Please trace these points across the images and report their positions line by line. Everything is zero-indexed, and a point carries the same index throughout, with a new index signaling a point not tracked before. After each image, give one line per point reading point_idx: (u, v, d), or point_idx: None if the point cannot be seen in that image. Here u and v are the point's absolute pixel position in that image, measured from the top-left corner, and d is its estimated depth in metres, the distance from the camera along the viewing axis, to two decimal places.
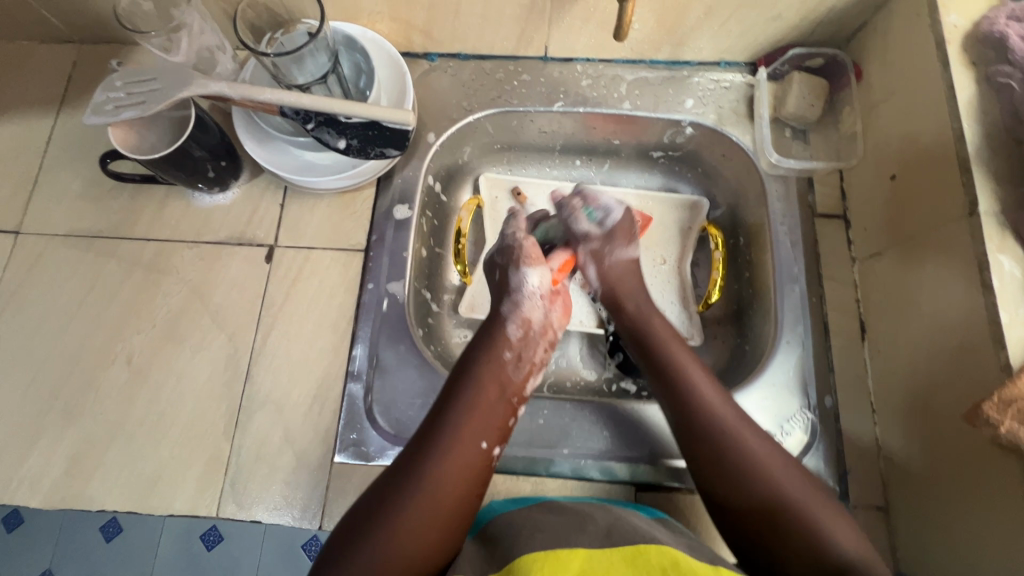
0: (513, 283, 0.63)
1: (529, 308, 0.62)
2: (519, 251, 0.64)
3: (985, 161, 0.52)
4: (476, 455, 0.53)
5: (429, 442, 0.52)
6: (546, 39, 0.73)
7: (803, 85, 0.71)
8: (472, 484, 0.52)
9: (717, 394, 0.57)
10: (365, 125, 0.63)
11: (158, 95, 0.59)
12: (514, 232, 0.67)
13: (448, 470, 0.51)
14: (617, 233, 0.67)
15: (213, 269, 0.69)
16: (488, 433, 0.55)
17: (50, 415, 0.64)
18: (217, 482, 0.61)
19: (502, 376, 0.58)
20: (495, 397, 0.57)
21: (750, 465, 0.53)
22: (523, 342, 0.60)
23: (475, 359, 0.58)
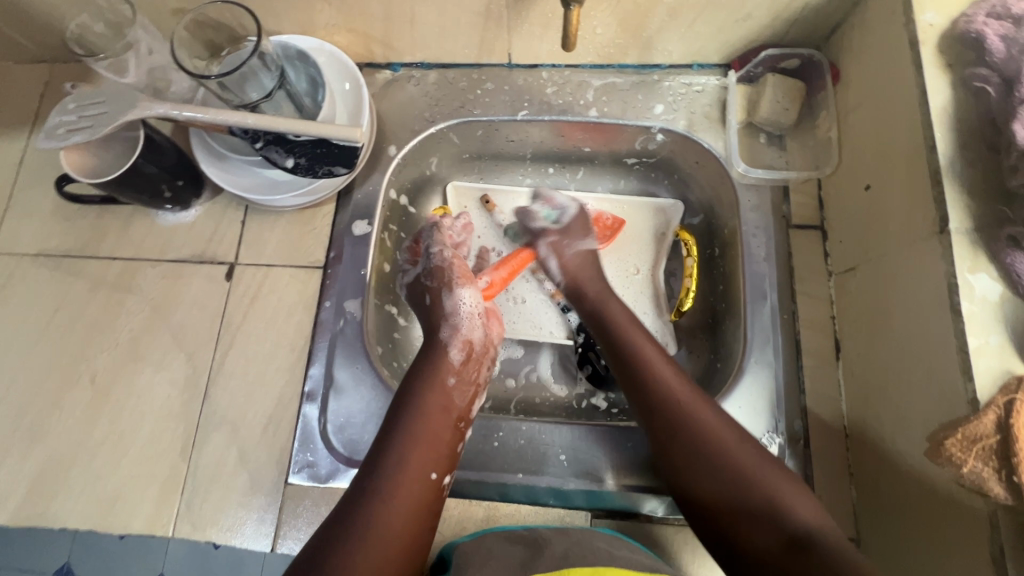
0: (447, 305, 0.65)
1: (467, 330, 0.64)
2: (447, 274, 0.66)
3: (957, 174, 0.47)
4: (427, 486, 0.52)
5: (377, 477, 0.50)
6: (507, 46, 0.70)
7: (777, 87, 0.67)
8: (420, 516, 0.51)
9: (672, 368, 0.58)
10: (313, 143, 0.62)
11: (106, 118, 0.59)
12: (440, 250, 0.68)
13: (398, 504, 0.49)
14: (574, 225, 0.72)
15: (175, 287, 0.69)
16: (436, 463, 0.54)
17: (19, 433, 0.65)
18: (174, 502, 0.62)
19: (448, 403, 0.58)
20: (442, 424, 0.56)
21: (704, 442, 0.52)
22: (465, 364, 0.61)
23: (422, 388, 0.57)
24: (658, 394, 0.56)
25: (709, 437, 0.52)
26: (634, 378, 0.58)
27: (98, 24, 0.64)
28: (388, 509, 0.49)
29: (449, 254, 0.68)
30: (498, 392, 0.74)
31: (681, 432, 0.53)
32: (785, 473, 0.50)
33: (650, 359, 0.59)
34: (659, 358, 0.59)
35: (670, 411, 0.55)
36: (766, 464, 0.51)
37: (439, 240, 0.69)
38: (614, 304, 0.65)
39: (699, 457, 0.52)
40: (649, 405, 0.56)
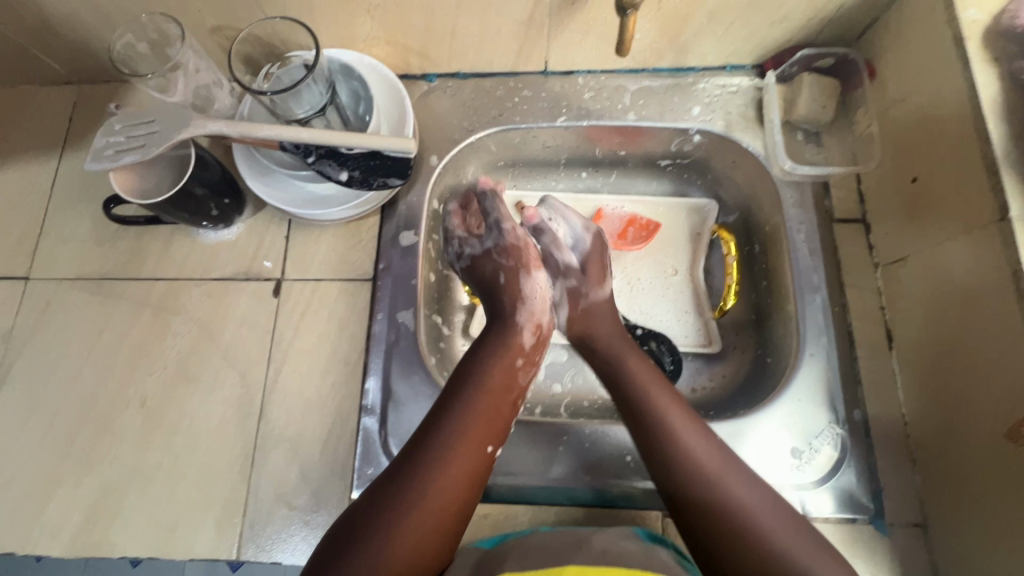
0: (525, 288, 0.65)
1: (540, 312, 0.64)
2: (525, 256, 0.67)
3: (1013, 163, 0.49)
4: (481, 460, 0.52)
5: (433, 447, 0.51)
6: (545, 54, 0.71)
7: (813, 87, 0.69)
8: (468, 489, 0.51)
9: (691, 426, 0.53)
10: (366, 155, 0.63)
11: (157, 138, 0.58)
12: (511, 228, 0.67)
13: (451, 478, 0.50)
14: (590, 268, 0.67)
15: (221, 306, 0.68)
16: (492, 437, 0.54)
17: (69, 462, 0.64)
18: (236, 524, 0.61)
19: (511, 381, 0.57)
20: (503, 401, 0.56)
21: (730, 507, 0.48)
22: (534, 348, 0.61)
23: (484, 362, 0.57)
24: (677, 457, 0.51)
25: (734, 509, 0.48)
26: (648, 434, 0.54)
27: (142, 43, 0.64)
28: (440, 481, 0.49)
29: (522, 235, 0.68)
30: (546, 397, 0.74)
31: (701, 498, 0.49)
32: (811, 536, 0.47)
33: (669, 425, 0.53)
34: (686, 424, 0.53)
35: (692, 482, 0.50)
36: (792, 525, 0.48)
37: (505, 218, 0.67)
38: (627, 354, 0.61)
39: (725, 532, 0.47)
40: (666, 462, 0.52)
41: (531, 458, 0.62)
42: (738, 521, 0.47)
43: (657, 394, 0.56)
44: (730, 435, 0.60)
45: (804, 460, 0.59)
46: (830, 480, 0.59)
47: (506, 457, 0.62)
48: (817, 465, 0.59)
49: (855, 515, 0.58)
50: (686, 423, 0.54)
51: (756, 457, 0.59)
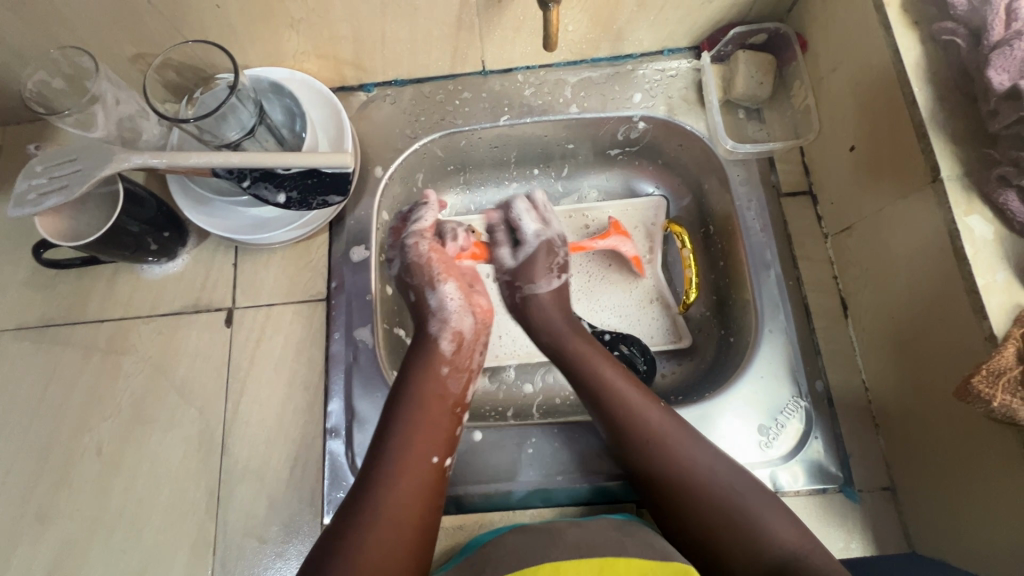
0: (433, 302, 0.65)
1: (455, 319, 0.64)
2: (428, 269, 0.66)
3: (941, 124, 0.50)
4: (430, 472, 0.53)
5: (380, 461, 0.52)
6: (480, 54, 0.70)
7: (749, 63, 0.69)
8: (426, 500, 0.51)
9: (643, 398, 0.57)
10: (303, 174, 0.61)
11: (80, 177, 0.56)
12: (417, 242, 0.68)
13: (403, 486, 0.51)
14: (534, 266, 0.70)
15: (173, 342, 0.66)
16: (437, 447, 0.55)
17: (26, 520, 0.61)
18: (207, 563, 0.59)
19: (444, 390, 0.58)
20: (439, 411, 0.57)
21: (685, 482, 0.53)
22: (457, 354, 0.62)
23: (414, 378, 0.58)
24: (635, 442, 0.55)
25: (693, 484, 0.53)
26: (608, 416, 0.58)
27: (56, 80, 0.62)
28: (392, 490, 0.50)
29: (427, 246, 0.68)
30: (517, 399, 0.73)
31: (664, 474, 0.54)
32: (769, 499, 0.52)
33: (623, 410, 0.57)
34: (642, 402, 0.57)
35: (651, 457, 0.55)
36: (742, 481, 0.53)
37: (416, 232, 0.69)
38: (579, 342, 0.64)
39: (685, 507, 0.53)
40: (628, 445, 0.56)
41: (501, 462, 0.62)
42: (695, 489, 0.53)
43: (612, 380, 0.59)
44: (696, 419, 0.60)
45: (771, 437, 0.59)
46: (799, 453, 0.59)
47: (476, 465, 0.62)
48: (783, 441, 0.59)
49: (825, 486, 0.58)
50: (681, 437, 0.55)
51: (726, 440, 0.59)
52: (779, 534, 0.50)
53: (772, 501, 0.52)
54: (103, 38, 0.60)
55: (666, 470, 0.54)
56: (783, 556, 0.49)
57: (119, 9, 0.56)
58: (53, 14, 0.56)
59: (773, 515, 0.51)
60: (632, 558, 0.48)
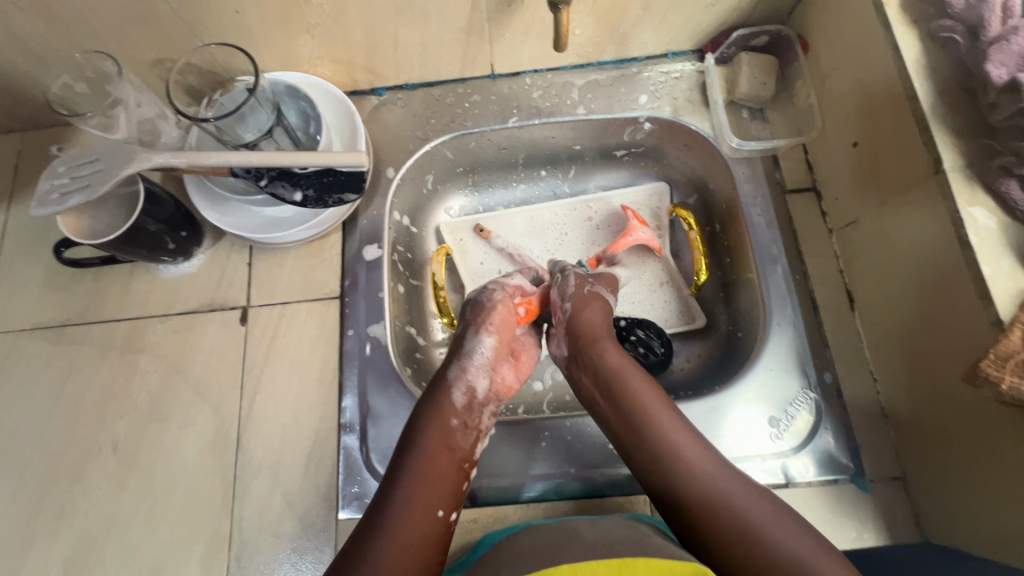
0: (467, 346, 0.57)
1: (477, 374, 0.56)
2: (487, 315, 0.58)
3: (942, 118, 0.51)
4: (436, 523, 0.50)
5: (383, 513, 0.49)
6: (489, 58, 0.72)
7: (752, 65, 0.71)
8: (428, 556, 0.49)
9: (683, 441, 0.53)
10: (319, 173, 0.62)
11: (102, 176, 0.57)
12: (497, 292, 0.60)
13: (406, 543, 0.48)
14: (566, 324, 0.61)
15: (189, 341, 0.67)
16: (444, 499, 0.52)
17: (42, 518, 0.62)
18: (223, 559, 0.59)
19: (450, 442, 0.54)
20: (445, 464, 0.53)
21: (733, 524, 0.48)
22: (470, 408, 0.55)
23: (422, 425, 0.54)
24: (666, 472, 0.52)
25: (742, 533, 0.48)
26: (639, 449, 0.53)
27: (80, 84, 0.64)
28: (389, 549, 0.47)
29: (501, 292, 0.60)
30: (527, 396, 0.73)
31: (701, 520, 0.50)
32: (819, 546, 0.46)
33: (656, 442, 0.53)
34: (671, 447, 0.53)
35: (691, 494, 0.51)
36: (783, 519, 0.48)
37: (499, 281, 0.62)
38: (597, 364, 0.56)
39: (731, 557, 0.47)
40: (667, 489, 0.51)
41: (514, 456, 0.62)
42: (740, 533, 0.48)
43: (653, 409, 0.54)
44: (707, 412, 0.61)
45: (781, 429, 0.60)
46: (809, 444, 0.60)
47: (490, 459, 0.62)
48: (794, 431, 0.60)
49: (836, 476, 0.59)
50: (721, 486, 0.51)
51: (736, 432, 0.60)
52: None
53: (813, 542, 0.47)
54: (125, 43, 0.62)
55: (710, 510, 0.50)
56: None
57: (142, 15, 0.58)
58: (78, 20, 0.58)
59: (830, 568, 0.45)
60: (650, 557, 0.46)
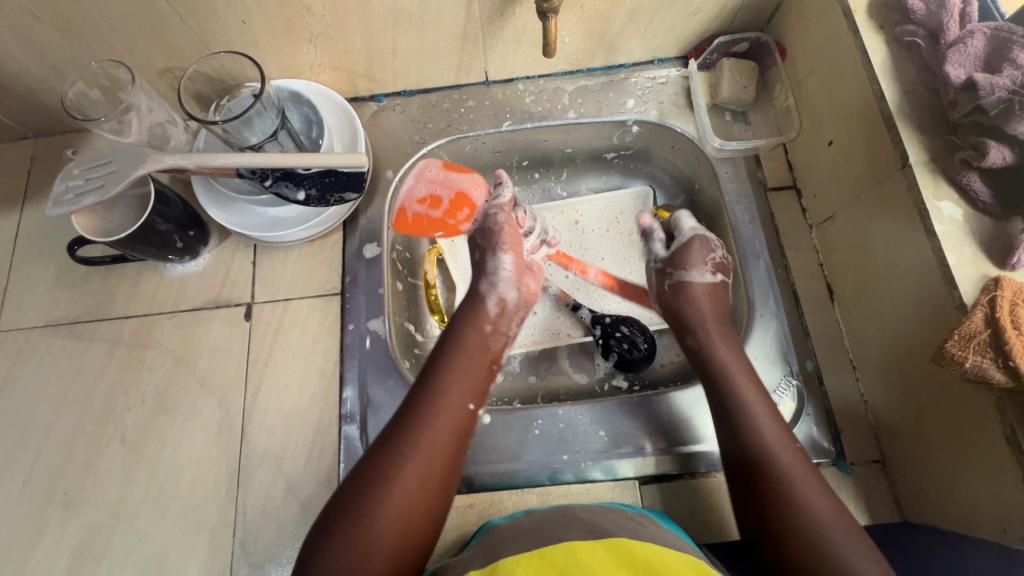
0: (490, 265, 0.67)
1: (503, 287, 0.66)
2: (498, 235, 0.68)
3: (907, 115, 0.54)
4: (464, 417, 0.55)
5: (420, 399, 0.55)
6: (483, 65, 0.75)
7: (733, 70, 0.75)
8: (455, 446, 0.53)
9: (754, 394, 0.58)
10: (321, 174, 0.66)
11: (116, 177, 0.60)
12: (496, 215, 0.70)
13: (438, 427, 0.53)
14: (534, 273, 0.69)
15: (195, 336, 0.70)
16: (473, 395, 0.57)
17: (52, 507, 0.64)
18: (227, 545, 0.61)
19: (484, 345, 0.61)
20: (479, 363, 0.60)
21: (796, 512, 0.49)
22: (500, 318, 0.64)
23: (459, 330, 0.62)
24: (725, 411, 0.57)
25: (784, 479, 0.51)
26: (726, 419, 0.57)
27: (93, 90, 0.67)
28: (429, 432, 0.52)
29: (505, 218, 0.70)
30: (522, 389, 0.76)
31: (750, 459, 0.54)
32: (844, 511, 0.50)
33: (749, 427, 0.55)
34: (750, 390, 0.58)
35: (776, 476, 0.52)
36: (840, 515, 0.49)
37: (501, 205, 0.70)
38: (705, 322, 0.64)
39: (772, 508, 0.50)
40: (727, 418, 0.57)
41: (508, 444, 0.64)
42: (805, 524, 0.49)
43: (727, 361, 0.60)
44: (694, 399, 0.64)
45: None
46: (792, 429, 0.62)
47: (485, 448, 0.64)
48: None
49: (819, 459, 0.61)
50: (778, 437, 0.54)
51: None
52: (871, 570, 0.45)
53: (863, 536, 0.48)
54: (137, 52, 0.65)
55: (755, 454, 0.54)
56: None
57: (154, 26, 0.62)
58: (94, 30, 0.61)
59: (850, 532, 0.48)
60: (646, 543, 0.47)
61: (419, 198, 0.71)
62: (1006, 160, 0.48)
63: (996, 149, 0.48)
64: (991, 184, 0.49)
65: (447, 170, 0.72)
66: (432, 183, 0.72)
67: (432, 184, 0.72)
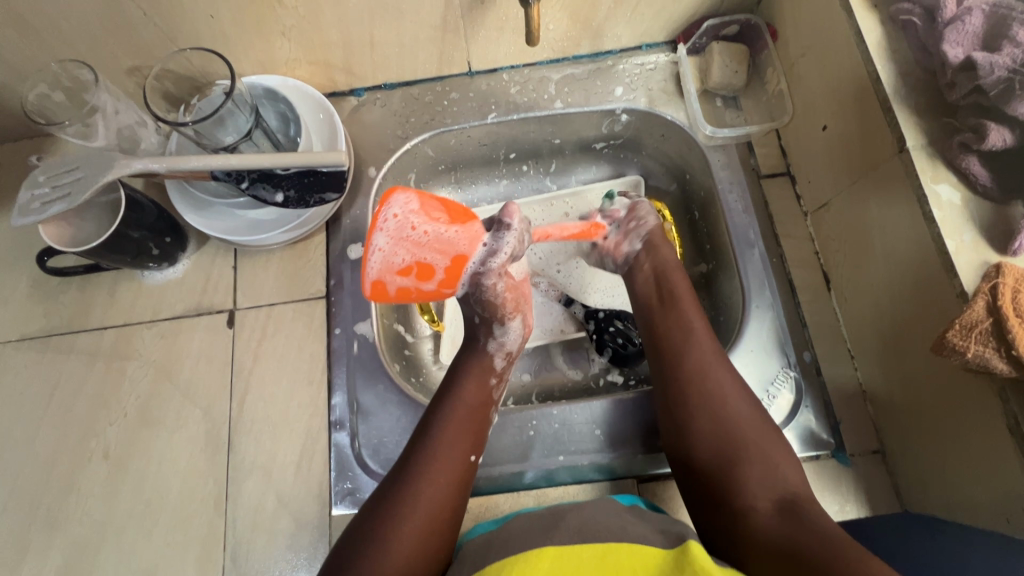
0: (495, 330, 0.63)
1: (512, 339, 0.63)
2: (500, 306, 0.61)
3: (904, 97, 0.53)
4: (464, 470, 0.53)
5: (419, 456, 0.52)
6: (466, 55, 0.72)
7: (723, 54, 0.73)
8: (457, 496, 0.51)
9: (704, 328, 0.60)
10: (301, 174, 0.63)
11: (83, 184, 0.57)
12: (494, 282, 0.59)
13: (442, 485, 0.51)
14: (618, 233, 0.70)
15: (177, 345, 0.68)
16: (475, 447, 0.55)
17: (36, 526, 0.62)
18: (218, 559, 0.60)
19: (485, 396, 0.59)
20: (479, 414, 0.57)
21: (730, 419, 0.54)
22: (503, 369, 0.62)
23: (458, 380, 0.59)
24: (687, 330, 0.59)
25: (724, 402, 0.55)
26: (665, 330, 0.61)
27: (57, 93, 0.64)
28: (430, 489, 0.50)
29: (503, 286, 0.60)
30: (516, 388, 0.74)
31: (691, 382, 0.56)
32: (784, 442, 0.53)
33: (685, 348, 0.58)
34: (701, 325, 0.60)
35: (693, 389, 0.56)
36: (768, 432, 0.53)
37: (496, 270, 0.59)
38: (676, 275, 0.64)
39: (711, 426, 0.54)
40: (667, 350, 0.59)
41: (504, 445, 0.63)
42: (722, 416, 0.54)
43: (685, 305, 0.62)
44: None
45: (764, 408, 0.61)
46: (790, 421, 0.61)
47: None
48: (776, 410, 0.61)
49: (818, 452, 0.60)
50: (718, 370, 0.56)
51: None
52: (788, 475, 0.50)
53: (785, 445, 0.53)
54: (101, 52, 0.62)
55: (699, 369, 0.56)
56: (786, 495, 0.49)
57: (116, 22, 0.59)
58: (52, 29, 0.58)
59: (789, 458, 0.52)
60: (633, 543, 0.46)
61: (401, 268, 0.55)
62: (1007, 142, 0.47)
63: (996, 131, 0.47)
64: (990, 167, 0.48)
65: (431, 224, 0.55)
66: (418, 246, 0.55)
67: (418, 248, 0.55)
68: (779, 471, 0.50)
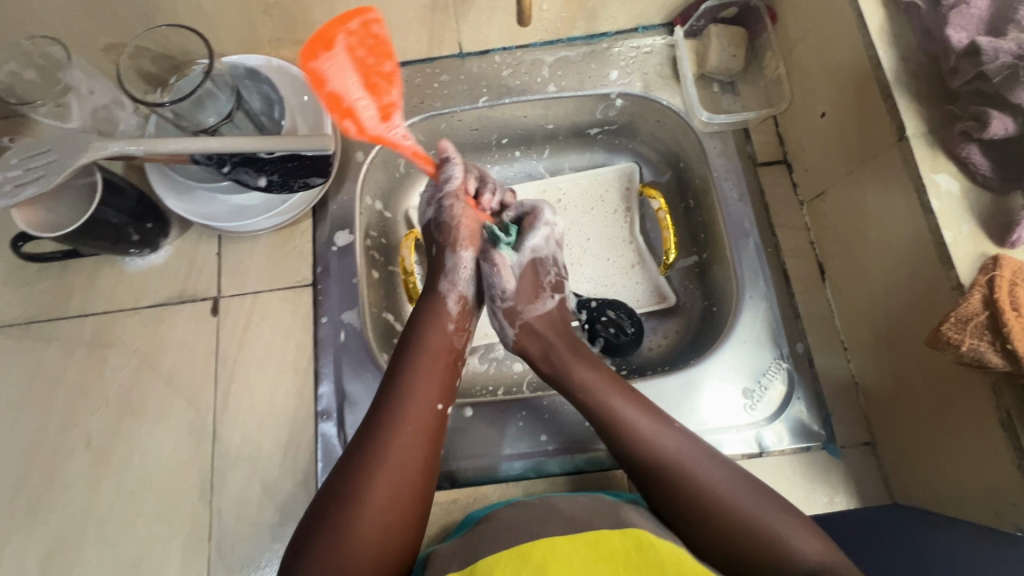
0: (448, 265, 0.63)
1: (465, 284, 0.63)
2: (455, 232, 0.63)
3: (905, 84, 0.51)
4: (432, 417, 0.53)
5: (382, 412, 0.52)
6: (456, 36, 0.70)
7: (721, 38, 0.71)
8: (426, 444, 0.51)
9: (652, 421, 0.54)
10: (283, 158, 0.62)
11: (58, 167, 0.55)
12: (451, 204, 0.64)
13: (408, 436, 0.51)
14: (523, 285, 0.64)
15: (159, 333, 0.66)
16: (441, 394, 0.55)
17: (17, 515, 0.61)
18: (203, 548, 0.59)
19: (446, 346, 0.58)
20: (443, 361, 0.57)
21: (713, 498, 0.49)
22: (462, 315, 0.61)
23: (422, 329, 0.58)
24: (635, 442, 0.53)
25: (699, 485, 0.50)
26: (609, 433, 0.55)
27: (29, 71, 0.62)
28: (392, 448, 0.50)
29: (461, 208, 0.64)
30: (507, 377, 0.73)
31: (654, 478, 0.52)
32: (778, 501, 0.50)
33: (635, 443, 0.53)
34: (638, 415, 0.54)
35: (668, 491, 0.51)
36: (764, 497, 0.50)
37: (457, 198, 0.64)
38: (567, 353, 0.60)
39: (698, 519, 0.49)
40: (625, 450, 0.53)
41: (492, 435, 0.62)
42: (712, 503, 0.49)
43: (608, 397, 0.56)
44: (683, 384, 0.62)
45: (756, 399, 0.61)
46: (782, 414, 0.61)
47: (467, 442, 0.62)
48: (768, 401, 0.61)
49: (809, 444, 0.60)
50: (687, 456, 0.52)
51: (710, 401, 0.61)
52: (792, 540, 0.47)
53: (784, 505, 0.50)
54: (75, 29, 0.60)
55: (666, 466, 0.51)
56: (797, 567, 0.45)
57: None
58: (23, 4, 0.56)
59: (784, 517, 0.48)
60: (625, 530, 0.46)
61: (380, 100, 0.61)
62: (1009, 131, 0.46)
63: (999, 119, 0.45)
64: (992, 156, 0.47)
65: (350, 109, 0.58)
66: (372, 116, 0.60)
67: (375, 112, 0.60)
68: (778, 540, 0.47)
